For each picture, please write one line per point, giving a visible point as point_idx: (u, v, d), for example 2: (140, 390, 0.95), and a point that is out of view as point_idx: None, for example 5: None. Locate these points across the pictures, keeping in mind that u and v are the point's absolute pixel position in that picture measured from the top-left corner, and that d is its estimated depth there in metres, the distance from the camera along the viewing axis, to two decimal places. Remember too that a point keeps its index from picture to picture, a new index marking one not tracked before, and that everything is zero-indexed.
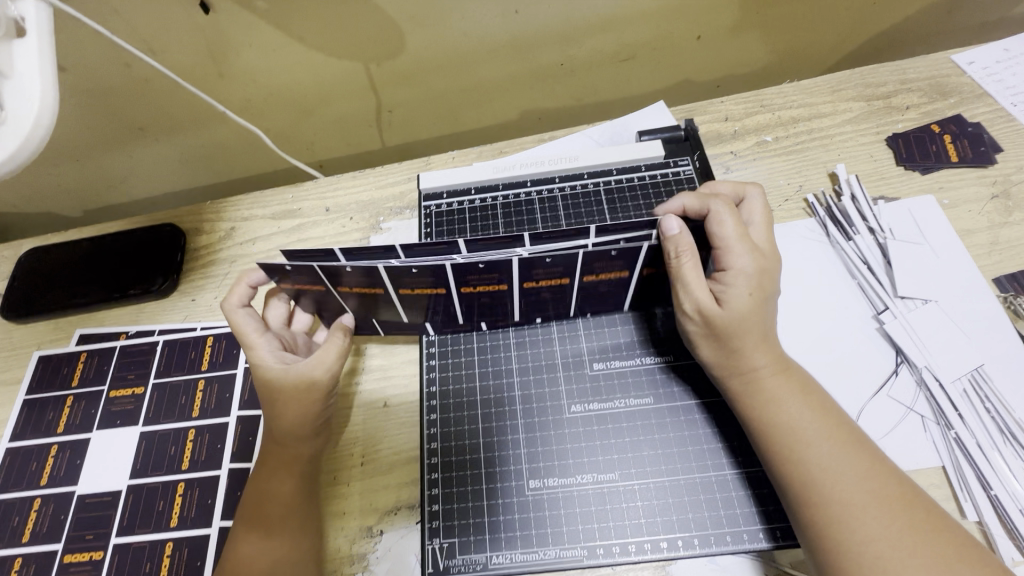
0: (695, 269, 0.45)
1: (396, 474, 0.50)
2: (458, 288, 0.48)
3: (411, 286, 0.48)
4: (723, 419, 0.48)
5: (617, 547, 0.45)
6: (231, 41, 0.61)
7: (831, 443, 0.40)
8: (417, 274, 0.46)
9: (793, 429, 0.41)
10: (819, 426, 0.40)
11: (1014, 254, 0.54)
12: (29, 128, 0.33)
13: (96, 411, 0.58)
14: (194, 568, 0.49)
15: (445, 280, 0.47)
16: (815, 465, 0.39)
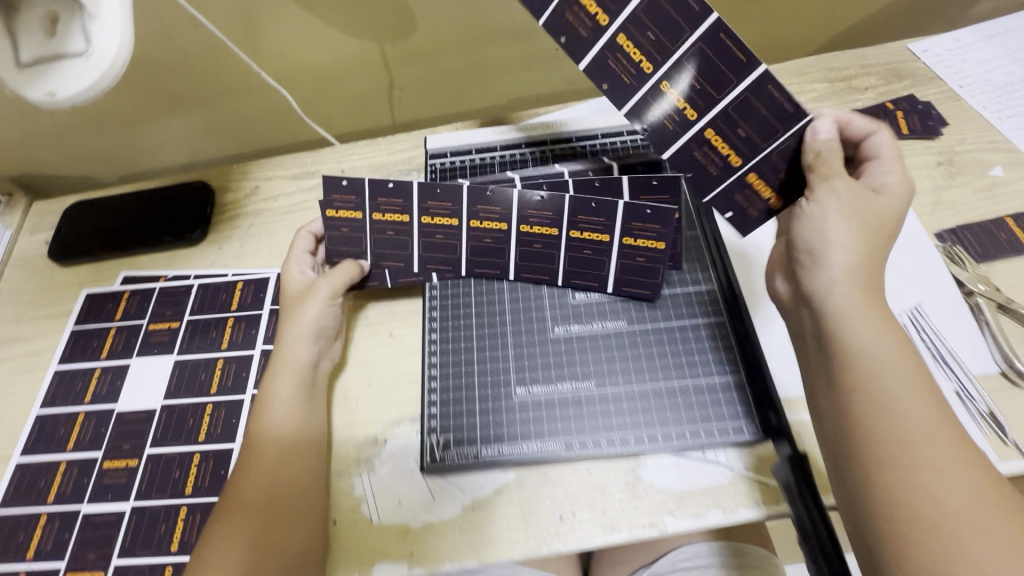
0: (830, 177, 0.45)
1: (401, 392, 0.57)
2: (468, 222, 0.56)
3: (432, 215, 0.56)
4: (684, 343, 0.56)
5: (589, 441, 0.52)
6: (262, 17, 0.69)
7: (921, 399, 0.36)
8: (439, 196, 0.54)
9: (876, 370, 0.38)
10: (902, 362, 0.37)
11: (954, 212, 0.61)
12: (109, 67, 0.41)
13: (136, 341, 0.65)
14: (218, 475, 0.56)
15: (460, 211, 0.55)
16: (895, 389, 0.36)
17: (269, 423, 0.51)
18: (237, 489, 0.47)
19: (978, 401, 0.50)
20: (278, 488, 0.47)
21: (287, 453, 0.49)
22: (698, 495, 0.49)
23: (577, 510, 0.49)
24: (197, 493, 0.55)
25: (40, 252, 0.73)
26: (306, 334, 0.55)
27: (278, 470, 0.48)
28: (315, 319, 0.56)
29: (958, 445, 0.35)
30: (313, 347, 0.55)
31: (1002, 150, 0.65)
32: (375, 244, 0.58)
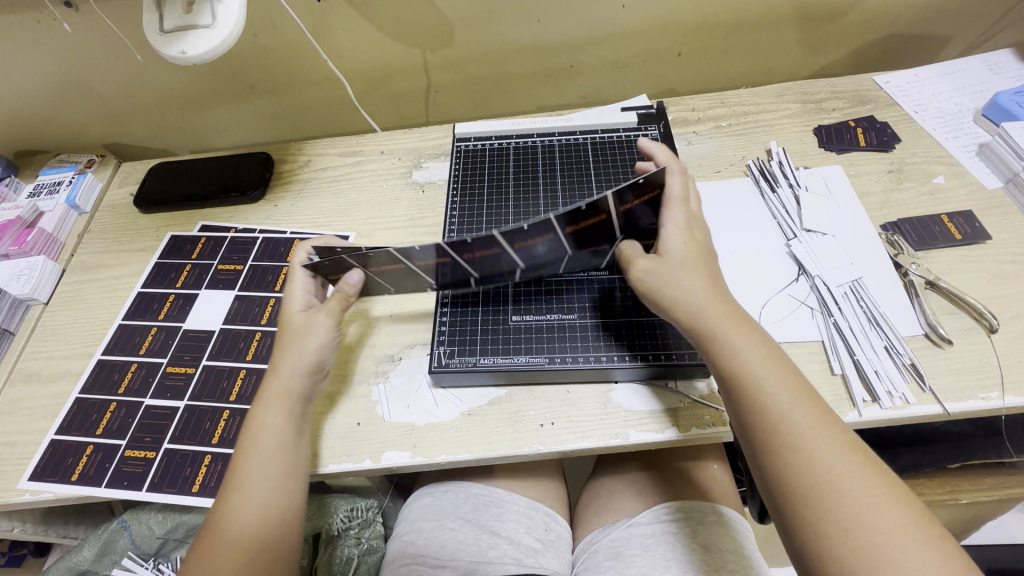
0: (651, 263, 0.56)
1: (416, 322, 0.68)
2: (509, 246, 0.57)
3: (472, 253, 0.58)
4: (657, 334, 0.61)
5: (570, 356, 0.60)
6: (330, 23, 0.85)
7: (732, 333, 0.52)
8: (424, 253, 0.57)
9: (719, 328, 0.52)
10: (764, 358, 0.51)
11: (898, 210, 0.71)
12: (227, 35, 0.55)
13: (206, 276, 0.76)
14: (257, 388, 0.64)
15: (498, 243, 0.56)
16: (760, 378, 0.49)
17: (249, 493, 0.52)
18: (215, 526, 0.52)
19: (903, 356, 0.59)
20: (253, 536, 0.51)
21: (259, 501, 0.52)
22: (658, 415, 0.58)
23: (555, 420, 0.59)
24: (239, 400, 0.64)
25: (126, 201, 0.87)
26: (291, 381, 0.57)
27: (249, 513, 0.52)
28: (311, 361, 0.58)
29: (806, 398, 0.49)
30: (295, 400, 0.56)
31: (946, 163, 0.75)
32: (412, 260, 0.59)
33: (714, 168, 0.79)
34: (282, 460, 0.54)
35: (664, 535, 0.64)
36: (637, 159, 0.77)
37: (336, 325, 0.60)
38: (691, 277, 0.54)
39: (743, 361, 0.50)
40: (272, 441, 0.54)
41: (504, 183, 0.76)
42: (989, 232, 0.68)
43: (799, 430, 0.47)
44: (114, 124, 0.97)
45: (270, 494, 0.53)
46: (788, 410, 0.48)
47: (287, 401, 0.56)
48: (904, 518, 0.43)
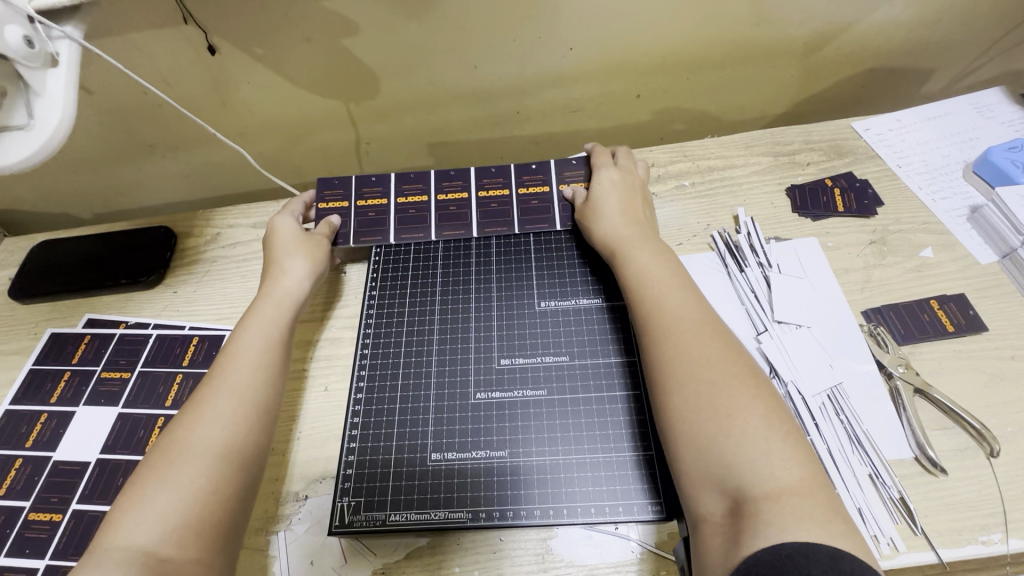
0: (590, 205, 0.64)
1: (327, 448, 0.57)
2: (435, 197, 0.70)
3: (406, 195, 0.70)
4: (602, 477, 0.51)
5: (496, 512, 0.50)
6: (232, 77, 0.74)
7: (654, 274, 0.55)
8: (371, 183, 0.71)
9: (638, 274, 0.56)
10: (677, 294, 0.53)
11: (883, 292, 0.62)
12: (50, 134, 0.44)
13: (86, 388, 0.65)
14: None
15: (428, 189, 0.70)
16: (670, 322, 0.51)
17: (193, 436, 0.46)
18: (144, 495, 0.43)
19: (890, 488, 0.51)
20: (210, 509, 0.43)
21: (218, 465, 0.45)
22: (605, 571, 0.48)
23: None
24: None
25: (3, 289, 0.75)
26: (264, 340, 0.54)
27: (201, 476, 0.44)
28: (301, 285, 0.61)
29: (715, 339, 0.49)
30: (264, 361, 0.53)
31: (933, 232, 0.66)
32: (359, 224, 0.69)
33: (675, 241, 0.69)
34: (243, 420, 0.48)
35: None
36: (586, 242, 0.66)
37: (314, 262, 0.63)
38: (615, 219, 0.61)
39: (652, 292, 0.53)
40: (237, 410, 0.49)
41: (431, 268, 0.66)
42: (984, 321, 0.59)
43: (668, 319, 0.51)
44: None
45: (234, 465, 0.46)
46: (660, 301, 0.52)
47: (255, 362, 0.52)
48: (785, 467, 0.40)
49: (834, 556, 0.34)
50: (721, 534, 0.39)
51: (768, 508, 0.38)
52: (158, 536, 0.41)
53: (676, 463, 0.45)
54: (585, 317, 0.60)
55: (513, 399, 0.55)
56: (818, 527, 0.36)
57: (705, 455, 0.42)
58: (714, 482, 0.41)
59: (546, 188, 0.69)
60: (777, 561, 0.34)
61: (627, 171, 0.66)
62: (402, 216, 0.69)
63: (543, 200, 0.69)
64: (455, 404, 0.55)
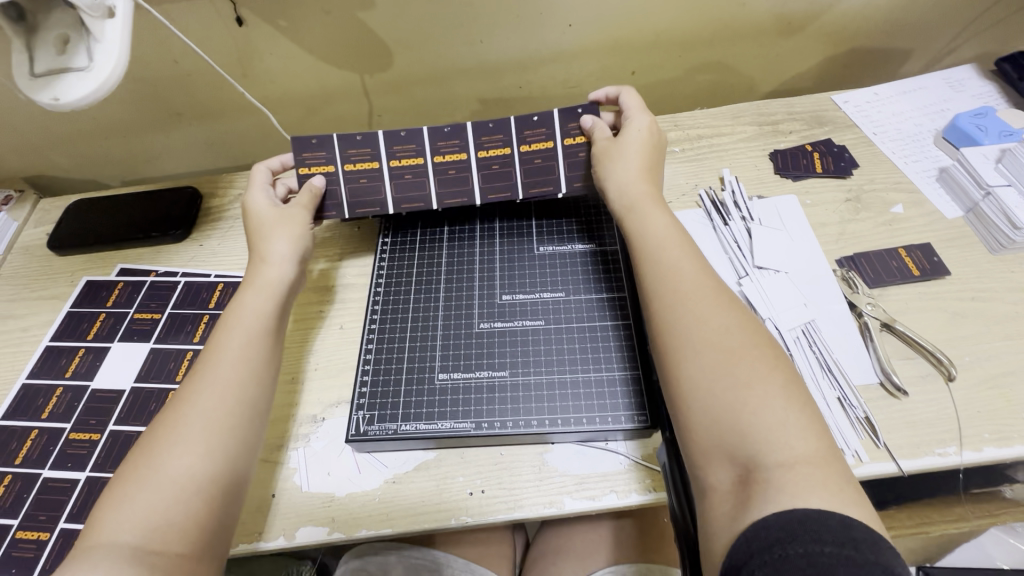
0: (610, 147, 0.65)
1: (343, 377, 0.63)
2: (431, 158, 0.68)
3: (399, 157, 0.67)
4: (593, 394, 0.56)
5: (497, 420, 0.55)
6: (257, 49, 0.80)
7: (674, 252, 0.56)
8: (358, 144, 0.67)
9: (658, 248, 0.57)
10: (694, 270, 0.54)
11: (855, 243, 0.67)
12: (105, 78, 0.49)
13: (120, 327, 0.70)
14: None
15: (422, 149, 0.67)
16: (688, 301, 0.52)
17: (174, 442, 0.48)
18: (127, 496, 0.45)
19: (857, 409, 0.55)
20: (195, 509, 0.46)
21: (203, 467, 0.47)
22: (596, 480, 0.54)
23: (486, 488, 0.54)
24: None
25: (41, 242, 0.81)
26: (246, 334, 0.55)
27: (185, 475, 0.46)
28: (285, 263, 0.61)
29: (727, 310, 0.51)
30: (248, 356, 0.54)
31: (904, 191, 0.72)
32: (351, 191, 0.68)
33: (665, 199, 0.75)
34: (224, 421, 0.50)
35: None
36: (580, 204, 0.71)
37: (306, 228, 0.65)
38: (638, 180, 0.63)
39: (669, 267, 0.55)
40: (215, 413, 0.50)
41: (438, 225, 0.71)
42: (948, 267, 0.64)
43: (683, 291, 0.53)
44: (35, 156, 0.91)
45: (214, 469, 0.48)
46: (676, 272, 0.54)
47: (239, 357, 0.53)
48: (795, 434, 0.43)
49: (845, 523, 0.37)
50: (729, 502, 0.42)
51: (778, 476, 0.41)
52: (143, 535, 0.44)
53: (686, 429, 0.47)
54: (581, 260, 0.65)
55: (513, 329, 0.60)
56: (829, 495, 0.40)
57: (720, 423, 0.45)
58: (727, 452, 0.44)
59: (548, 144, 0.68)
60: (790, 526, 0.37)
61: (649, 127, 0.67)
62: (397, 180, 0.68)
63: (546, 158, 0.68)
64: (460, 333, 0.60)
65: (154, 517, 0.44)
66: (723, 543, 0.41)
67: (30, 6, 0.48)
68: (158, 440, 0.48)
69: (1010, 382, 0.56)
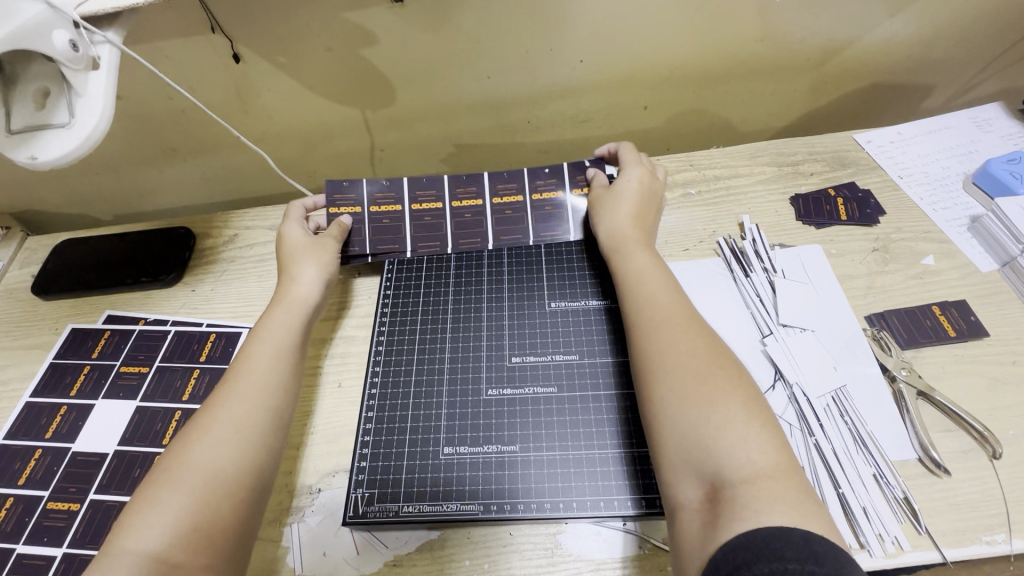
0: (604, 193, 0.66)
1: (341, 443, 0.58)
2: (450, 204, 0.70)
3: (420, 202, 0.70)
4: (609, 473, 0.52)
5: (509, 504, 0.51)
6: (253, 84, 0.76)
7: (653, 279, 0.56)
8: (383, 188, 0.70)
9: (640, 278, 0.57)
10: (675, 298, 0.54)
11: (885, 298, 0.63)
12: (89, 133, 0.46)
13: (105, 382, 0.66)
14: None
15: (441, 196, 0.70)
16: (671, 328, 0.51)
17: (203, 447, 0.47)
18: (158, 498, 0.44)
19: (894, 488, 0.51)
20: (224, 513, 0.45)
21: (232, 475, 0.46)
22: (613, 566, 0.49)
23: (494, 573, 0.49)
24: None
25: (26, 285, 0.77)
26: (275, 346, 0.56)
27: (214, 478, 0.46)
28: (313, 289, 0.62)
29: (698, 335, 0.50)
30: (277, 366, 0.54)
31: (935, 240, 0.68)
32: (371, 232, 0.69)
33: (681, 246, 0.71)
34: (253, 430, 0.49)
35: None
36: (595, 256, 0.67)
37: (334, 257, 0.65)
38: (625, 219, 0.63)
39: (646, 295, 0.55)
40: (244, 424, 0.49)
41: (445, 276, 0.68)
42: (985, 327, 0.60)
43: (662, 317, 0.52)
44: (23, 192, 0.87)
45: (245, 474, 0.47)
46: (653, 298, 0.54)
47: (267, 366, 0.54)
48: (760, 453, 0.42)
49: (807, 538, 0.36)
50: (698, 520, 0.41)
51: (745, 493, 0.40)
52: (170, 540, 0.42)
53: (658, 450, 0.46)
54: (595, 318, 0.61)
55: (523, 395, 0.56)
56: (791, 510, 0.38)
57: (691, 443, 0.44)
58: (694, 470, 0.43)
59: (559, 194, 0.70)
60: (756, 545, 0.36)
61: (644, 177, 0.67)
62: (417, 223, 0.70)
63: (557, 206, 0.70)
64: (467, 399, 0.57)
65: (183, 521, 0.43)
66: (695, 567, 0.39)
67: (7, 56, 0.44)
68: (185, 442, 0.48)
69: None
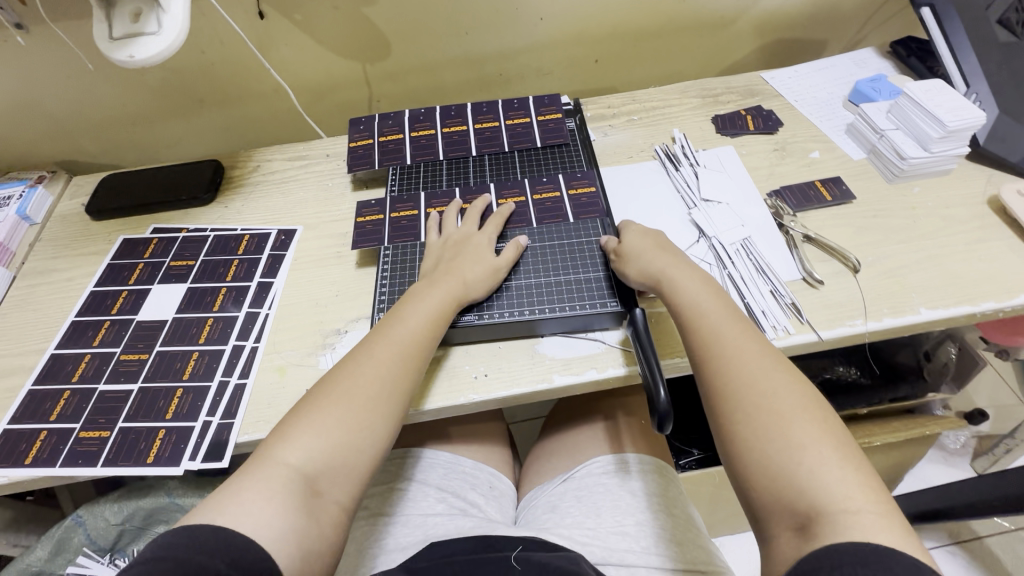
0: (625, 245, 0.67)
1: (359, 301, 0.73)
2: (441, 129, 0.87)
3: (417, 130, 0.87)
4: (570, 292, 0.68)
5: (497, 312, 0.67)
6: (273, 38, 0.92)
7: (722, 318, 0.58)
8: (388, 123, 0.88)
9: (706, 315, 0.58)
10: (740, 337, 0.56)
11: (781, 180, 0.82)
12: (172, 40, 0.61)
13: (159, 272, 0.80)
14: (211, 366, 0.69)
15: (434, 125, 0.87)
16: (747, 367, 0.53)
17: (355, 394, 0.55)
18: (313, 423, 0.53)
19: (785, 297, 0.69)
20: (365, 457, 0.53)
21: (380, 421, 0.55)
22: (578, 361, 0.65)
23: (489, 371, 0.65)
24: (192, 377, 0.68)
25: (77, 211, 0.90)
26: (424, 315, 0.62)
27: (367, 428, 0.54)
28: (481, 285, 0.66)
29: (780, 373, 0.53)
30: (424, 334, 0.61)
31: (821, 141, 0.87)
32: (381, 152, 0.85)
33: (627, 154, 0.89)
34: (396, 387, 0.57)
35: (610, 482, 0.72)
36: (558, 155, 0.84)
37: (483, 277, 0.66)
38: (671, 260, 0.64)
39: (716, 336, 0.57)
40: (389, 382, 0.57)
41: (439, 174, 0.83)
42: (854, 194, 0.79)
43: (738, 356, 0.55)
44: (66, 143, 1.01)
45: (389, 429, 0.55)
46: (721, 334, 0.56)
47: (416, 335, 0.60)
48: (852, 480, 0.45)
49: (914, 563, 0.39)
50: (792, 543, 0.44)
51: (846, 521, 0.43)
52: (319, 467, 0.51)
53: (746, 485, 0.49)
54: (558, 194, 0.78)
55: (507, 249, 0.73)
56: (893, 533, 0.42)
57: (776, 477, 0.47)
58: (786, 504, 0.46)
59: (526, 119, 0.86)
60: (862, 554, 0.40)
61: (645, 228, 0.70)
62: (415, 144, 0.86)
63: (525, 127, 0.86)
64: None
65: (332, 444, 0.52)
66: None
67: None
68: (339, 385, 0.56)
69: (903, 273, 0.70)
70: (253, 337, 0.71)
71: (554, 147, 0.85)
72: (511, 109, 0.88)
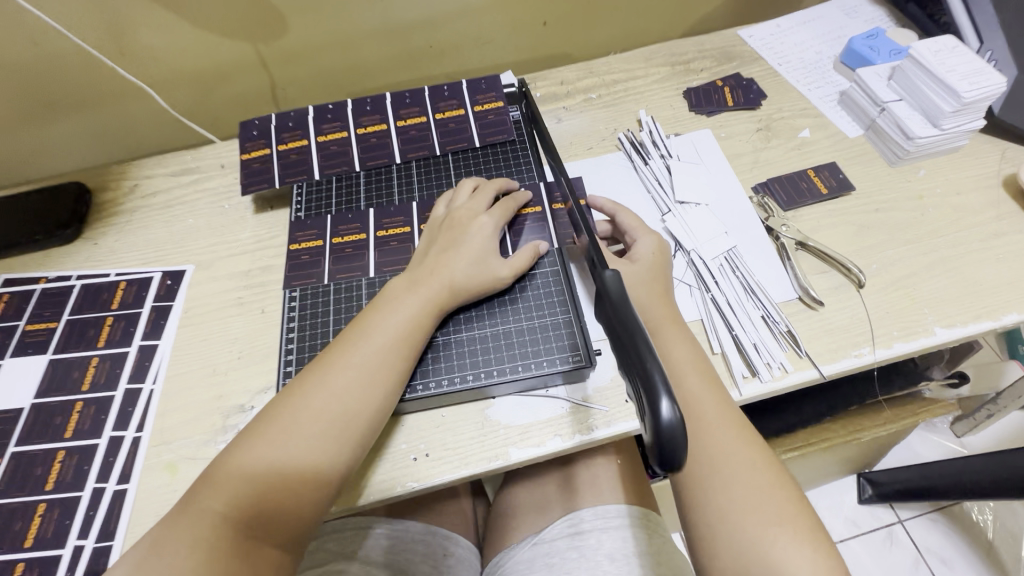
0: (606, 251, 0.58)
1: (266, 365, 0.59)
2: (355, 131, 0.70)
3: (325, 133, 0.70)
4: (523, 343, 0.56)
5: (434, 380, 0.54)
6: (128, 18, 0.72)
7: (692, 367, 0.49)
8: (290, 128, 0.70)
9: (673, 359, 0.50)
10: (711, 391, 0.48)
11: (767, 170, 0.69)
12: None
13: (10, 341, 0.63)
14: (82, 470, 0.55)
15: (346, 125, 0.70)
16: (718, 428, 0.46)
17: (304, 422, 0.45)
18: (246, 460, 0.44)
19: (780, 324, 0.57)
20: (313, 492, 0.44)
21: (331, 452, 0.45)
22: (539, 428, 0.53)
23: (431, 451, 0.53)
24: (58, 488, 0.54)
25: None
26: (397, 322, 0.51)
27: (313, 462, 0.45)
28: (471, 286, 0.55)
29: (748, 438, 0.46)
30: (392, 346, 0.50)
31: (811, 116, 0.74)
32: (281, 166, 0.69)
33: (586, 145, 0.74)
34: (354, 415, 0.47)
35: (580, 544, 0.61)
36: (500, 156, 0.69)
37: (467, 277, 0.55)
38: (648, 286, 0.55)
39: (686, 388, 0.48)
40: (346, 410, 0.46)
41: (355, 191, 0.68)
42: (852, 182, 0.67)
43: (702, 414, 0.47)
44: None
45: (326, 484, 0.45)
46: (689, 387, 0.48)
47: (381, 352, 0.49)
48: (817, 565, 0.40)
49: None
50: None
51: None
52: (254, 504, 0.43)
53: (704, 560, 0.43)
54: None
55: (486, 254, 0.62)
56: None
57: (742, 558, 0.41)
58: None
59: (460, 111, 0.71)
60: None
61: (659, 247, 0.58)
62: (323, 152, 0.69)
63: (460, 121, 0.70)
64: None
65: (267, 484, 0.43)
66: None
67: None
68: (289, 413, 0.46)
69: (912, 283, 0.59)
70: (135, 424, 0.57)
71: (496, 145, 0.70)
72: (439, 100, 0.71)
